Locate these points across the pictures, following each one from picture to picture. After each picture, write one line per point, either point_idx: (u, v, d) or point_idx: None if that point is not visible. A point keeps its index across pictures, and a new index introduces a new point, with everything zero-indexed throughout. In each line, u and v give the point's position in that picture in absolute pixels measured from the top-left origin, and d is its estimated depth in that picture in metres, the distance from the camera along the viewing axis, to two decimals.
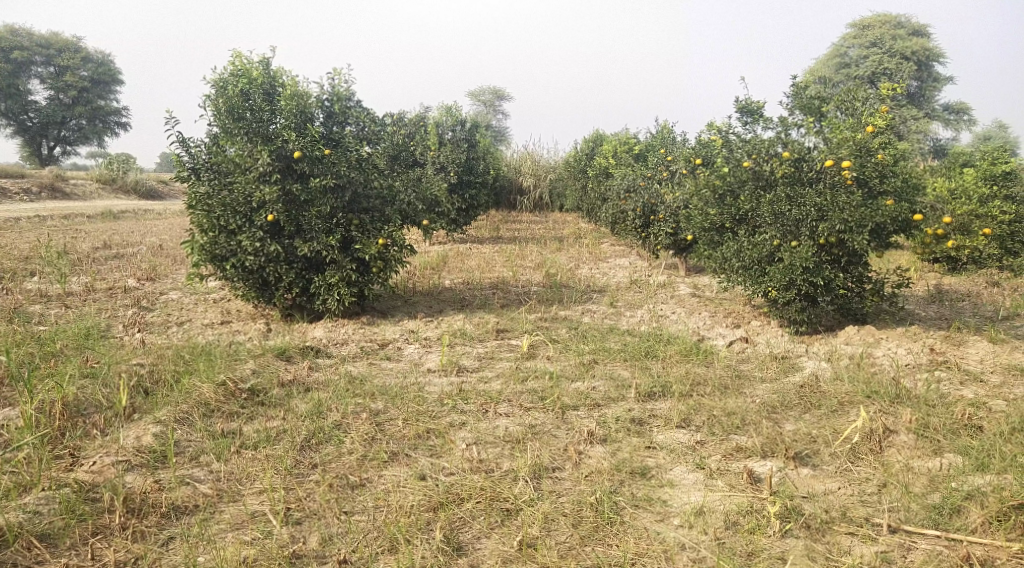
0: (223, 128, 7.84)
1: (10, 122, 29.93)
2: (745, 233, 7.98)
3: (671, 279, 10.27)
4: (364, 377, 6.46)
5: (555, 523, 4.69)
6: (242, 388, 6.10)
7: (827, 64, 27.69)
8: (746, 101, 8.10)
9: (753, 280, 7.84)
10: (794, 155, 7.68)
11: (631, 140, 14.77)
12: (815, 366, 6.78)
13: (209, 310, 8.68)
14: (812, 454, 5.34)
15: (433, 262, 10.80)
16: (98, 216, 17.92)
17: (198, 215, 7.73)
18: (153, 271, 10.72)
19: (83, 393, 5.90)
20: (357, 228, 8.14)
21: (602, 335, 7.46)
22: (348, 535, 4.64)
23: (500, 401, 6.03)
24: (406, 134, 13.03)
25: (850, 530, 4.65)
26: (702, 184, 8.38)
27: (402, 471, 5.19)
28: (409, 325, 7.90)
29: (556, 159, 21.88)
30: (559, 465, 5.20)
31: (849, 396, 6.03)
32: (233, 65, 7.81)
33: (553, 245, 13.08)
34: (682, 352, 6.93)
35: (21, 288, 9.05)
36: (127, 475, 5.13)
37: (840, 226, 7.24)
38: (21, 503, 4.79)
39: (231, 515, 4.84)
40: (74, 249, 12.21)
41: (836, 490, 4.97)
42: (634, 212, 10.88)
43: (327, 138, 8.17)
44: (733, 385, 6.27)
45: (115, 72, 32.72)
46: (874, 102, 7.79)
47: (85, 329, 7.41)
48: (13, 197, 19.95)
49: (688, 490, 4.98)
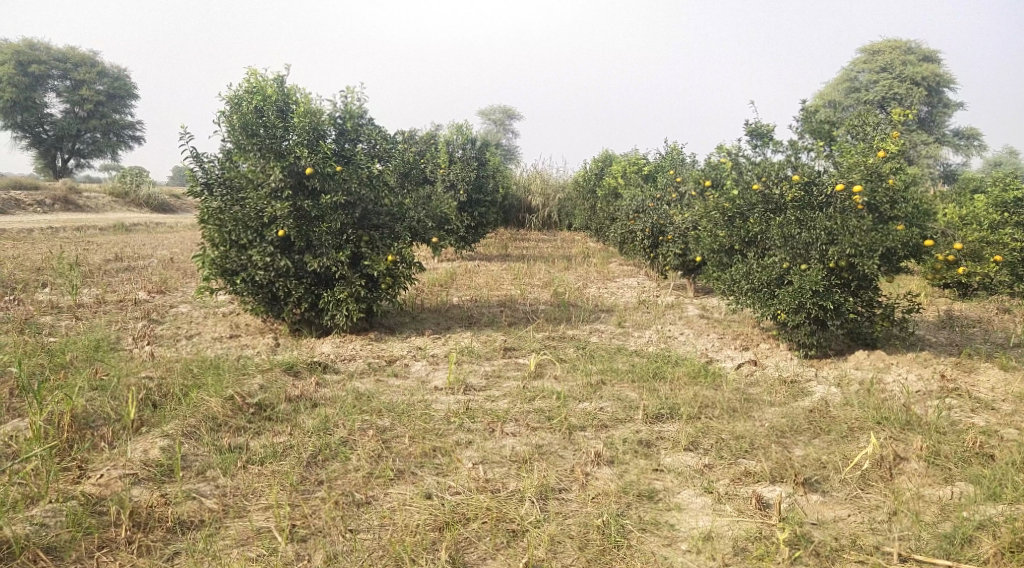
0: (236, 144, 7.89)
1: (26, 134, 30.23)
2: (754, 255, 7.97)
3: (680, 299, 10.26)
4: (371, 393, 6.45)
5: (562, 545, 4.66)
6: (250, 403, 6.10)
7: (837, 88, 27.71)
8: (757, 124, 8.12)
9: (762, 303, 7.80)
10: (804, 179, 7.70)
11: (641, 161, 14.80)
12: (825, 390, 6.74)
13: (219, 323, 8.71)
14: (821, 480, 5.30)
15: (441, 279, 10.82)
16: (110, 229, 18.03)
17: (209, 230, 7.77)
18: (163, 284, 10.77)
19: (92, 405, 5.91)
20: (367, 244, 8.16)
21: (610, 355, 7.44)
22: (354, 553, 4.62)
23: (507, 420, 6.01)
24: (417, 152, 13.09)
25: (860, 558, 4.61)
26: (712, 206, 8.39)
27: (407, 489, 5.17)
28: (417, 342, 7.90)
29: (566, 178, 21.94)
30: (566, 486, 5.18)
31: (859, 422, 5.99)
32: (248, 83, 7.88)
33: (561, 263, 13.09)
34: (690, 373, 6.90)
35: (33, 299, 9.11)
36: (134, 488, 5.13)
37: (850, 250, 7.23)
38: (28, 515, 4.79)
39: (236, 531, 4.83)
40: (86, 261, 12.27)
41: (846, 517, 4.93)
42: (643, 232, 10.86)
43: (338, 155, 8.21)
44: (742, 408, 6.24)
45: (130, 86, 33.03)
46: (885, 127, 7.77)
47: (95, 341, 7.44)
48: (27, 208, 20.13)
49: (696, 514, 4.94)
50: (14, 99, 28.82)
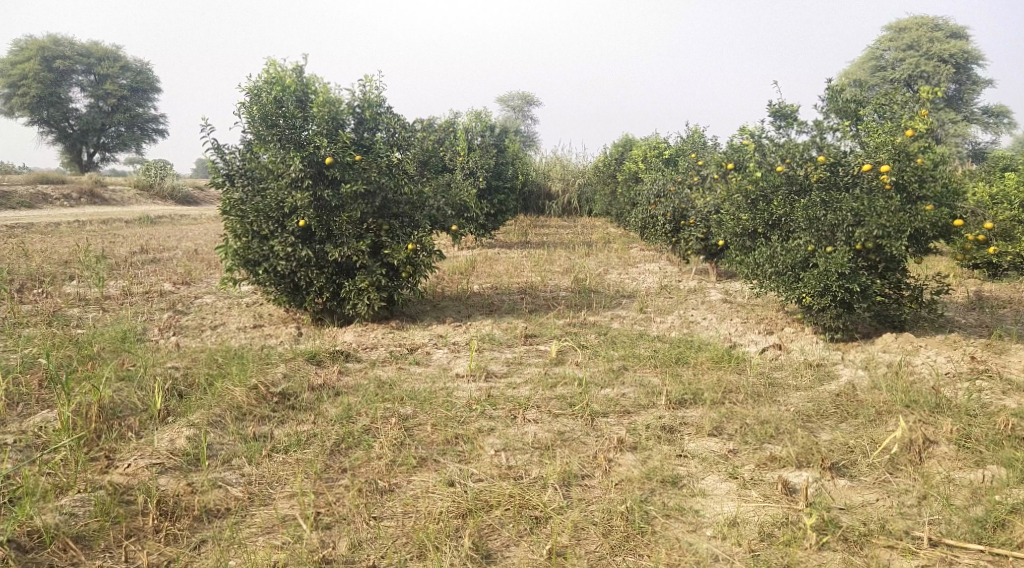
0: (256, 135, 7.91)
1: (52, 130, 30.57)
2: (778, 238, 7.87)
3: (702, 284, 10.15)
4: (393, 381, 6.46)
5: (585, 532, 4.63)
6: (274, 393, 6.12)
7: (862, 68, 27.29)
8: (780, 105, 8.01)
9: (786, 286, 7.70)
10: (829, 160, 7.59)
11: (661, 145, 14.66)
12: (851, 374, 6.64)
13: (242, 314, 8.75)
14: (849, 465, 5.22)
15: (462, 267, 10.80)
16: (135, 221, 18.21)
17: (231, 221, 7.80)
18: (187, 275, 10.86)
19: (119, 395, 5.96)
20: (387, 233, 8.15)
21: (633, 341, 7.38)
22: (377, 541, 4.63)
23: (529, 406, 5.98)
24: (436, 140, 13.05)
25: (889, 543, 4.54)
26: (735, 189, 8.30)
27: (430, 476, 5.17)
28: (439, 330, 7.89)
29: (586, 164, 21.83)
30: (589, 473, 5.14)
31: (886, 405, 5.90)
32: (267, 73, 7.88)
33: (582, 249, 13.01)
34: (714, 358, 6.83)
35: (60, 292, 9.21)
36: (161, 477, 5.16)
37: (878, 231, 7.11)
38: (57, 505, 4.84)
39: (262, 519, 4.86)
40: (112, 253, 12.40)
41: (874, 502, 4.86)
42: (664, 217, 10.77)
43: (358, 143, 8.20)
44: (767, 392, 6.17)
45: (151, 80, 33.27)
46: (913, 105, 7.61)
47: (121, 333, 7.50)
48: (53, 202, 20.35)
49: (721, 500, 4.89)
50: (39, 95, 29.12)
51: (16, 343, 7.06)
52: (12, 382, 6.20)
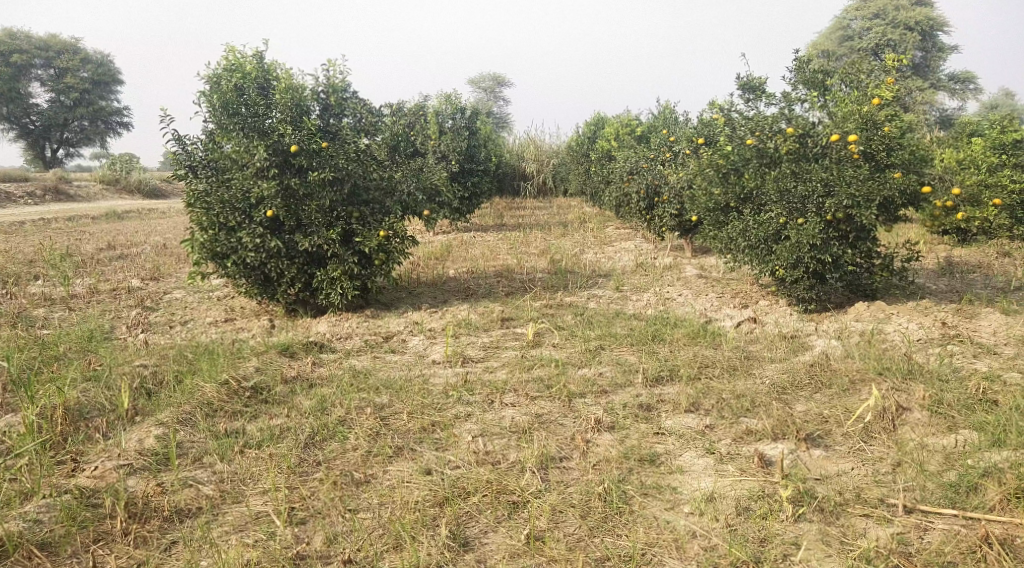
0: (219, 124, 7.76)
1: (13, 126, 29.98)
2: (750, 212, 7.87)
3: (678, 260, 10.15)
4: (368, 371, 6.39)
5: (563, 515, 4.61)
6: (245, 387, 6.04)
7: (830, 38, 27.36)
8: (748, 78, 7.98)
9: (760, 259, 7.77)
10: (798, 131, 7.58)
11: (633, 122, 14.61)
12: (826, 344, 6.66)
13: (214, 308, 8.64)
14: (824, 435, 5.24)
15: (437, 252, 10.71)
16: (103, 217, 17.90)
17: (197, 213, 7.66)
18: (157, 270, 10.67)
19: (86, 396, 5.85)
20: (358, 220, 8.05)
21: (609, 320, 7.35)
22: (353, 533, 4.59)
23: (506, 390, 5.94)
24: (406, 124, 12.88)
25: (865, 512, 4.56)
26: (705, 164, 8.28)
27: (406, 465, 5.12)
28: (413, 317, 7.81)
29: (559, 144, 21.72)
30: (567, 455, 5.12)
31: (861, 374, 5.92)
32: (227, 60, 7.73)
33: (557, 230, 12.95)
34: (690, 334, 6.82)
35: (26, 292, 9.03)
36: (130, 479, 5.08)
37: (847, 201, 7.12)
38: (22, 512, 4.75)
39: (234, 517, 4.79)
40: (80, 251, 12.18)
41: (849, 471, 4.89)
42: (638, 194, 10.73)
43: (324, 130, 8.09)
44: (743, 366, 6.18)
45: (114, 73, 32.68)
46: (879, 74, 7.62)
47: (89, 332, 7.38)
48: (18, 201, 19.96)
49: (698, 476, 4.89)
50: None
51: None
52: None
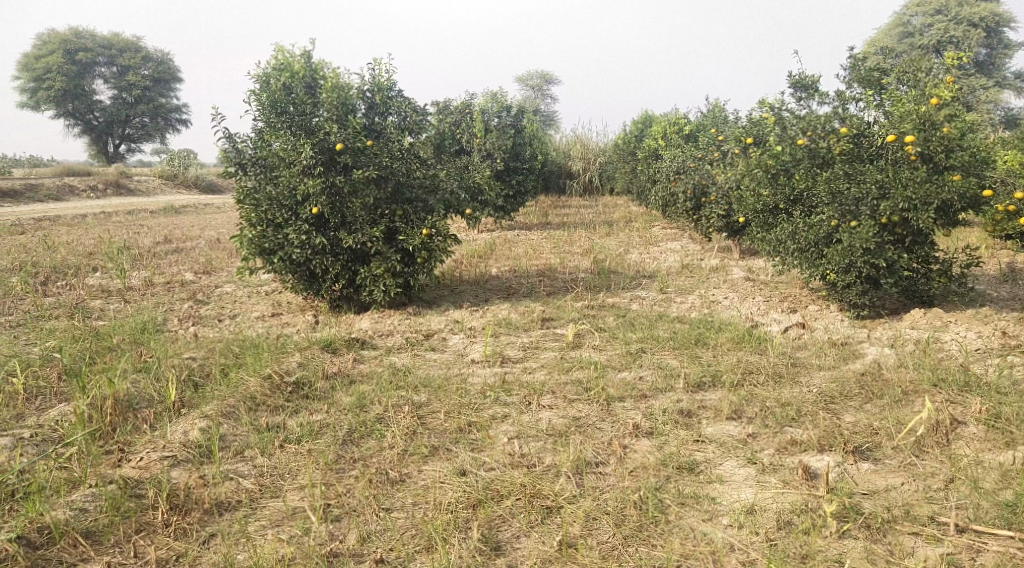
0: (267, 123, 7.81)
1: (77, 122, 30.87)
2: (800, 214, 7.68)
3: (725, 262, 9.95)
4: (408, 369, 6.37)
5: (598, 522, 4.52)
6: (288, 382, 6.06)
7: (889, 35, 26.66)
8: (800, 76, 7.78)
9: (809, 263, 7.56)
10: (852, 131, 7.39)
11: (681, 120, 14.38)
12: (878, 352, 6.44)
13: (261, 302, 8.72)
14: (873, 447, 5.04)
15: (480, 250, 10.67)
16: (160, 212, 18.30)
17: (246, 210, 7.74)
18: (208, 264, 10.82)
19: (135, 387, 5.94)
20: (401, 218, 8.04)
21: (652, 322, 7.21)
22: (386, 533, 4.55)
23: (544, 392, 5.86)
24: (452, 122, 12.85)
25: (914, 529, 4.37)
26: (754, 164, 8.12)
27: (442, 465, 5.07)
28: (455, 315, 7.78)
29: (606, 143, 21.53)
30: (603, 460, 5.01)
31: (913, 385, 5.69)
32: (276, 59, 7.78)
33: (602, 229, 12.81)
34: (735, 338, 6.65)
35: (84, 283, 9.24)
36: (173, 470, 5.12)
37: (903, 204, 6.87)
38: (69, 501, 4.81)
39: (272, 512, 4.80)
40: (137, 244, 12.45)
41: (899, 486, 4.70)
42: (685, 194, 10.55)
43: (369, 129, 8.10)
44: (789, 373, 6.00)
45: (174, 71, 33.42)
46: (939, 72, 7.32)
47: (141, 324, 7.50)
48: (80, 194, 20.52)
49: (739, 486, 4.75)
50: (64, 88, 29.33)
51: (38, 336, 7.09)
52: (31, 376, 6.18)
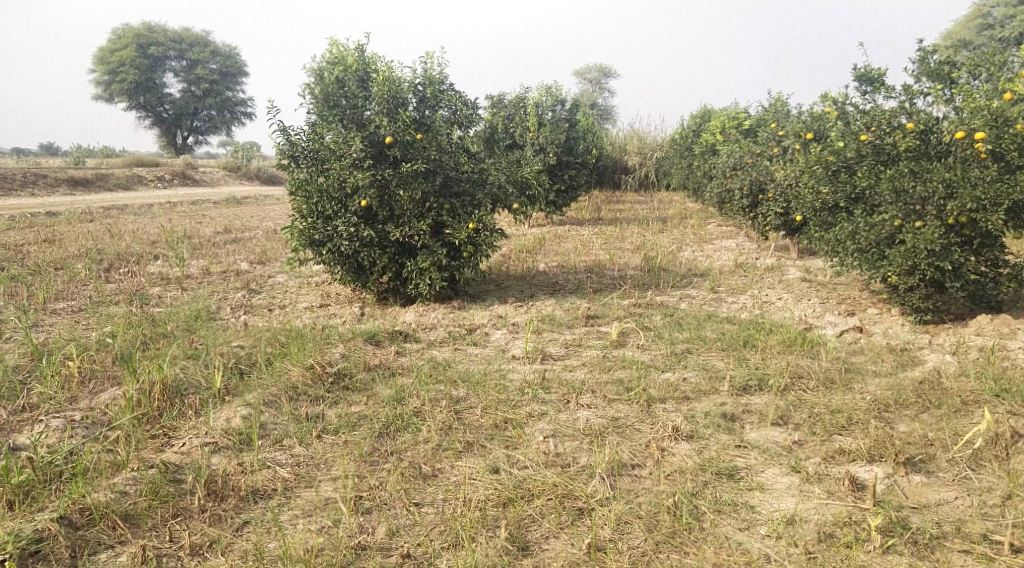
0: (321, 116, 7.82)
1: (149, 114, 31.78)
2: (862, 213, 7.36)
3: (781, 262, 9.66)
4: (448, 363, 6.29)
5: (629, 526, 4.38)
6: (329, 371, 6.02)
7: (969, 26, 25.71)
8: (865, 69, 7.48)
9: (870, 264, 7.21)
10: (919, 127, 7.05)
11: (741, 115, 14.04)
12: (938, 360, 6.12)
13: (311, 293, 8.74)
14: (927, 460, 4.79)
15: (529, 245, 10.57)
16: (223, 202, 18.66)
17: (298, 201, 7.75)
18: (263, 254, 10.93)
19: (184, 373, 5.97)
20: (449, 212, 7.98)
21: (699, 323, 7.00)
22: (415, 527, 4.48)
23: (583, 391, 5.72)
24: (505, 116, 12.79)
25: (965, 548, 4.15)
26: (814, 161, 7.83)
27: (475, 461, 4.98)
28: (499, 310, 7.68)
29: (664, 138, 21.21)
30: (639, 462, 4.86)
31: (974, 395, 5.40)
32: (330, 53, 7.79)
33: (656, 225, 12.58)
34: (785, 341, 6.40)
35: (145, 271, 9.41)
36: (214, 457, 5.11)
37: (972, 204, 6.51)
38: (111, 483, 4.80)
39: (304, 501, 4.75)
40: (198, 234, 12.67)
41: (951, 501, 4.45)
42: (741, 191, 10.26)
43: (418, 122, 8.00)
44: (842, 379, 5.74)
45: (241, 65, 34.10)
46: (1014, 66, 6.98)
47: (195, 311, 7.57)
48: (149, 184, 21.07)
49: (780, 495, 4.55)
50: (136, 80, 30.15)
51: (97, 321, 7.20)
52: (87, 359, 6.22)
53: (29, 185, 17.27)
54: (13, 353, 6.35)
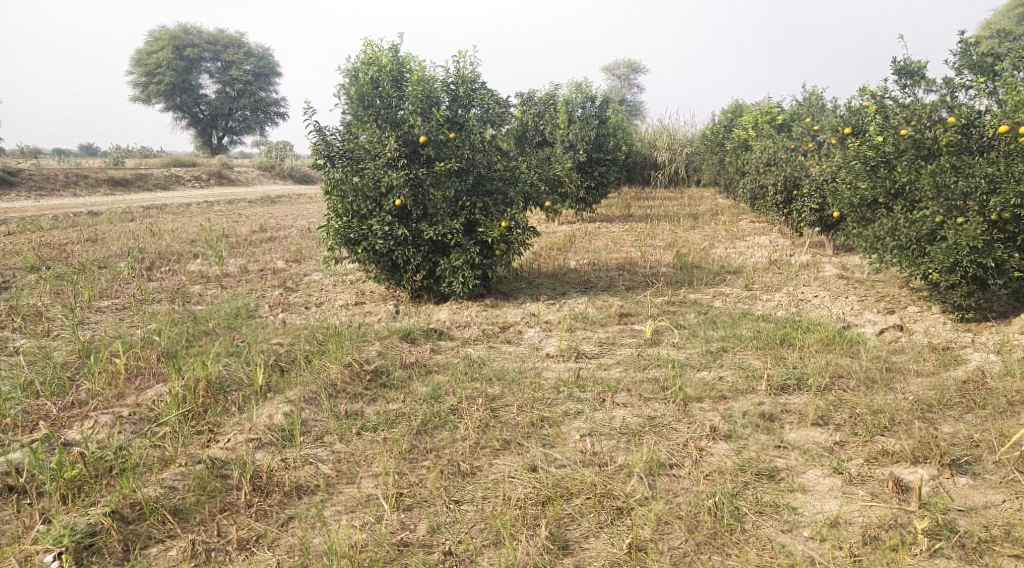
0: (355, 116, 7.85)
1: (184, 115, 32.18)
2: (902, 209, 7.24)
3: (817, 258, 9.55)
4: (483, 360, 6.31)
5: (669, 526, 4.37)
6: (367, 369, 6.06)
7: (1006, 18, 25.31)
8: (905, 62, 7.37)
9: (910, 262, 7.09)
10: (960, 121, 6.99)
11: (774, 109, 13.89)
12: (982, 359, 6.02)
13: (346, 291, 8.80)
14: (972, 461, 4.72)
15: (560, 242, 10.55)
16: (257, 201, 18.86)
17: (333, 201, 7.79)
18: (298, 253, 11.02)
19: (227, 370, 6.03)
20: (481, 211, 7.99)
21: (735, 321, 6.95)
22: (456, 525, 4.50)
23: (619, 390, 5.71)
24: (536, 113, 12.79)
25: (1014, 551, 4.09)
26: (852, 156, 7.72)
27: (512, 460, 4.99)
28: (532, 308, 7.69)
29: (694, 133, 21.09)
30: (678, 462, 4.84)
31: (1020, 395, 5.30)
32: (364, 54, 7.81)
33: (687, 222, 12.51)
34: (823, 340, 6.32)
35: (184, 269, 9.53)
36: (258, 453, 5.17)
37: (1015, 200, 6.36)
38: (159, 479, 4.87)
39: (347, 498, 4.79)
40: (234, 232, 12.82)
41: (998, 504, 4.39)
42: (776, 186, 10.13)
43: (451, 121, 8.03)
44: (882, 379, 5.66)
45: (273, 66, 34.46)
46: None
47: (235, 309, 7.65)
48: (186, 183, 21.38)
49: (823, 497, 4.51)
50: (172, 82, 30.55)
51: (140, 318, 7.31)
52: (132, 356, 6.30)
53: (70, 185, 17.62)
54: (61, 350, 6.46)
